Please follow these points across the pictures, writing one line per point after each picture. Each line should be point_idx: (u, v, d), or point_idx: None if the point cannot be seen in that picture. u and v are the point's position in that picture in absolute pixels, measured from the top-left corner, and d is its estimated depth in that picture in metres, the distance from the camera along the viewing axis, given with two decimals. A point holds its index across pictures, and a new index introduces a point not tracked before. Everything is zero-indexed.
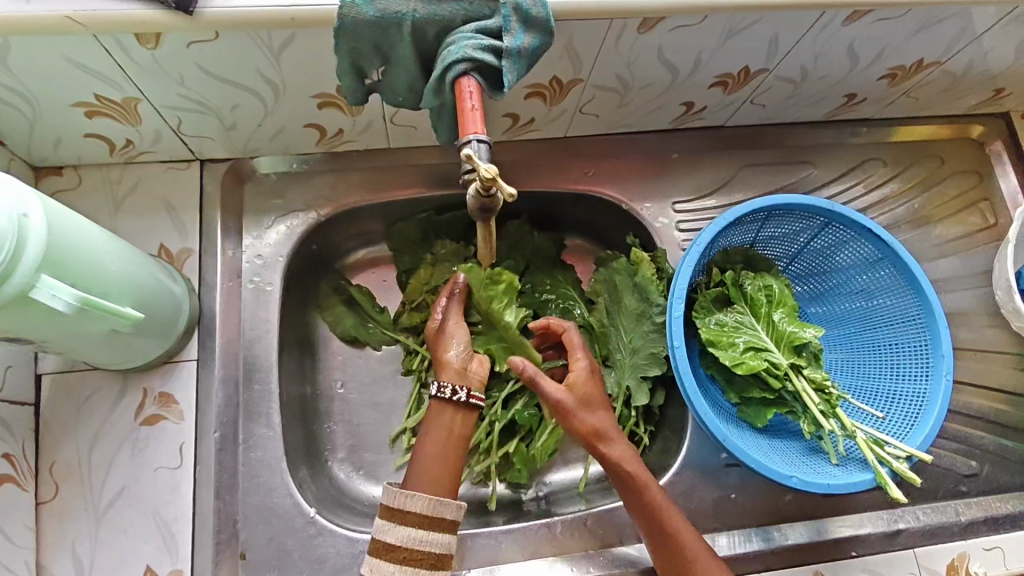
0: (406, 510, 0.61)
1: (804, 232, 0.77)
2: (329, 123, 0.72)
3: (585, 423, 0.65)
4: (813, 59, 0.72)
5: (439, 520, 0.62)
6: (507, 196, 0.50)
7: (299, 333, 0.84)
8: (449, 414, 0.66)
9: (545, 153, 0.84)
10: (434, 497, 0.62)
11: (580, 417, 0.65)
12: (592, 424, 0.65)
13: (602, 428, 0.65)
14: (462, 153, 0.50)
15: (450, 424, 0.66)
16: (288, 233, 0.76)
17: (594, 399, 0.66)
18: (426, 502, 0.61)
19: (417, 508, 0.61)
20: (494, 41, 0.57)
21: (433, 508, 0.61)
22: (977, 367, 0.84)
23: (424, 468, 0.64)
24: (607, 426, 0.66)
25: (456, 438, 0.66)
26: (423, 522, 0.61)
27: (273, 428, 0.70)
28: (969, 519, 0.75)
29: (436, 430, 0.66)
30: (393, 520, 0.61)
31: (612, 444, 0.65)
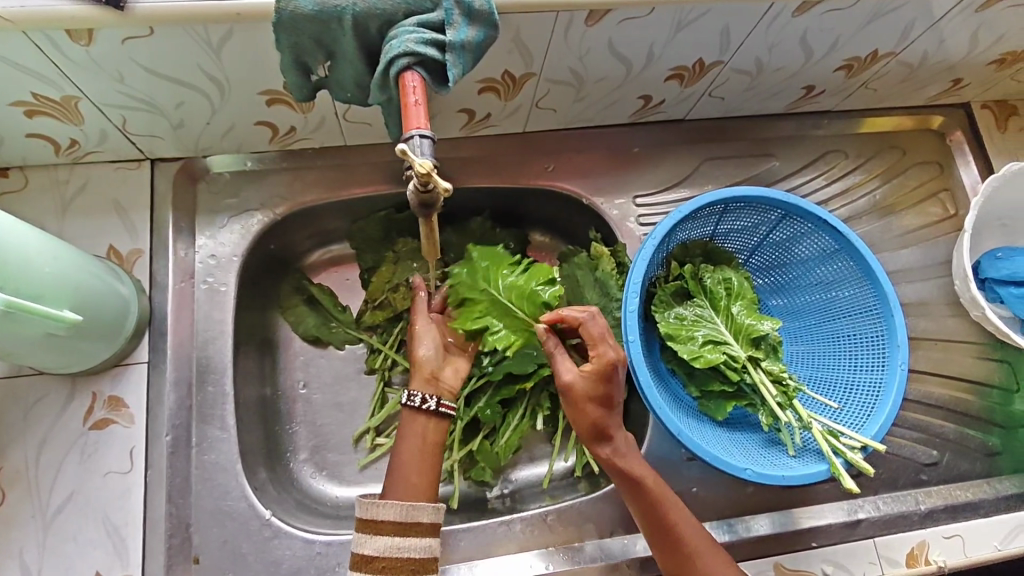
0: (379, 520, 0.60)
1: (762, 225, 0.77)
2: (280, 121, 0.71)
3: (589, 415, 0.62)
4: (766, 50, 0.72)
5: (415, 525, 0.60)
6: (444, 191, 0.49)
7: (259, 333, 0.83)
8: (421, 421, 0.65)
9: (505, 150, 0.83)
10: (407, 504, 0.60)
11: (588, 410, 0.62)
12: (598, 416, 0.62)
13: (608, 423, 0.62)
14: (398, 149, 0.49)
15: (425, 431, 0.65)
16: (242, 232, 0.75)
17: (606, 396, 0.62)
18: (400, 509, 0.60)
19: (391, 516, 0.60)
20: (437, 35, 0.56)
21: (406, 515, 0.60)
22: (938, 356, 0.84)
23: (400, 476, 0.63)
24: (607, 419, 0.62)
25: (431, 444, 0.65)
26: (400, 530, 0.60)
27: (228, 430, 0.69)
28: (929, 507, 0.76)
29: (411, 437, 0.65)
30: (369, 531, 0.60)
31: (615, 440, 0.63)
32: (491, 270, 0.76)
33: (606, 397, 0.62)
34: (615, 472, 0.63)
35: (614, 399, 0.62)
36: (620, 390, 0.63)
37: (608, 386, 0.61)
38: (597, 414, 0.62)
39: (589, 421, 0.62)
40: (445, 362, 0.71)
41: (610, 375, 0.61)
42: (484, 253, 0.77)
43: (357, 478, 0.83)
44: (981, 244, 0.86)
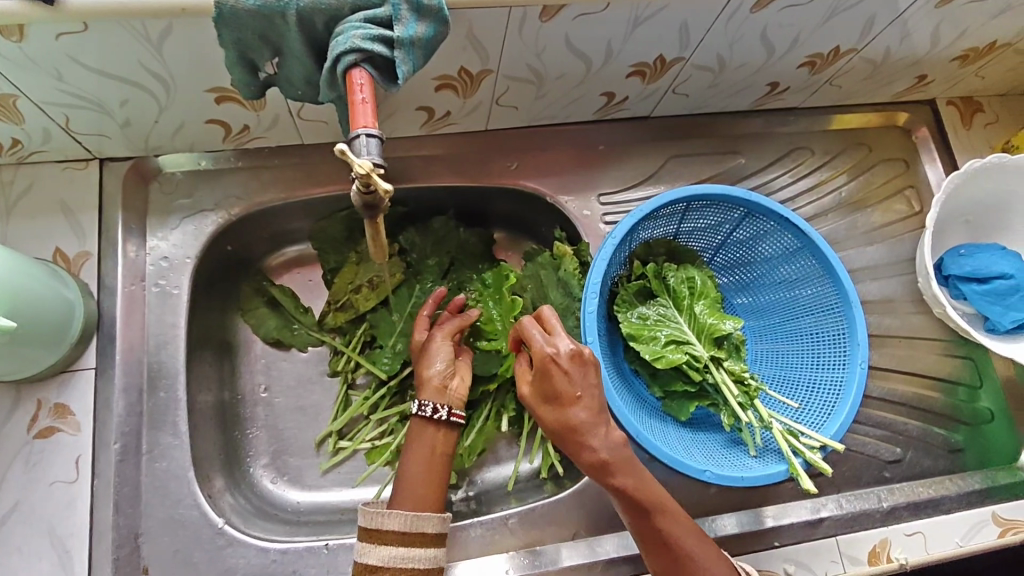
0: (384, 530, 0.59)
1: (725, 224, 0.77)
2: (232, 119, 0.69)
3: (548, 419, 0.60)
4: (727, 47, 0.72)
5: (420, 535, 0.60)
6: (385, 192, 0.48)
7: (217, 336, 0.81)
8: (429, 432, 0.66)
9: (468, 147, 0.82)
10: (413, 514, 0.61)
11: (545, 414, 0.60)
12: (557, 419, 0.59)
13: (578, 426, 0.59)
14: (337, 149, 0.46)
15: (433, 442, 0.66)
16: (195, 233, 0.74)
17: (553, 396, 0.59)
18: (404, 519, 0.60)
19: (396, 525, 0.60)
20: (385, 31, 0.55)
21: (412, 524, 0.60)
22: (903, 353, 0.85)
23: (406, 488, 0.63)
24: (571, 419, 0.59)
25: (439, 456, 0.66)
26: (404, 540, 0.59)
27: (180, 437, 0.67)
28: (891, 504, 0.76)
29: (418, 448, 0.66)
30: (373, 542, 0.59)
31: (594, 447, 0.59)
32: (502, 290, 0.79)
33: (562, 398, 0.59)
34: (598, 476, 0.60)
35: (569, 397, 0.59)
36: (573, 385, 0.59)
37: (553, 386, 0.59)
38: (556, 417, 0.59)
39: (551, 424, 0.59)
40: (454, 371, 0.70)
41: (547, 372, 0.59)
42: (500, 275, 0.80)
43: (319, 482, 0.81)
44: (946, 241, 0.86)
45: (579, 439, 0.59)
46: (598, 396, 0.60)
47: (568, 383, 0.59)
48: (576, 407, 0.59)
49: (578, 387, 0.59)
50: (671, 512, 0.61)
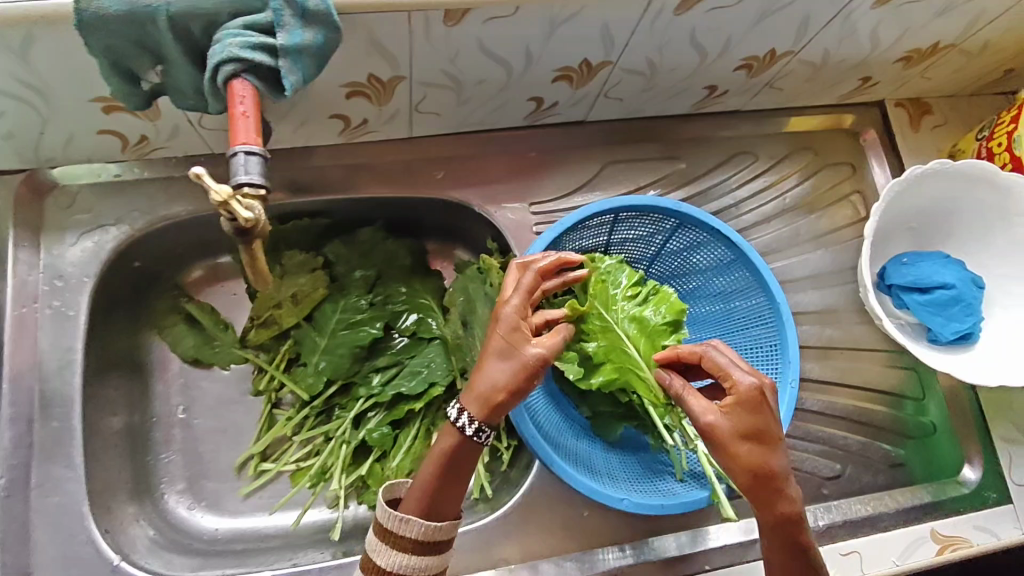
0: (400, 534, 0.55)
1: (657, 235, 0.74)
2: (127, 131, 0.64)
3: (748, 456, 0.50)
4: (656, 50, 0.68)
5: (435, 545, 0.55)
6: (246, 222, 0.49)
7: (127, 357, 0.77)
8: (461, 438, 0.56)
9: (392, 155, 0.78)
10: (431, 525, 0.55)
11: (747, 450, 0.50)
12: (764, 458, 0.50)
13: (780, 474, 0.51)
14: (193, 172, 0.43)
15: (463, 450, 0.56)
16: (93, 250, 0.69)
17: (758, 434, 0.51)
18: (424, 529, 0.54)
19: (413, 534, 0.54)
20: (267, 38, 0.51)
21: (430, 535, 0.55)
22: (844, 365, 0.83)
23: (425, 494, 0.56)
24: (775, 461, 0.51)
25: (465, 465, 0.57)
26: (419, 550, 0.55)
27: (75, 469, 0.65)
28: (827, 522, 0.74)
29: (446, 454, 0.56)
30: (388, 543, 0.55)
31: (791, 495, 0.51)
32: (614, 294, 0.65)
33: (763, 440, 0.51)
34: (776, 530, 0.52)
35: (773, 439, 0.51)
36: (777, 432, 0.51)
37: (758, 425, 0.51)
38: (759, 457, 0.50)
39: (750, 463, 0.50)
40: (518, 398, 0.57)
41: (752, 409, 0.51)
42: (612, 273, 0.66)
43: (239, 507, 0.78)
44: (890, 249, 0.83)
45: (777, 489, 0.51)
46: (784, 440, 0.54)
47: (772, 424, 0.51)
48: (778, 451, 0.51)
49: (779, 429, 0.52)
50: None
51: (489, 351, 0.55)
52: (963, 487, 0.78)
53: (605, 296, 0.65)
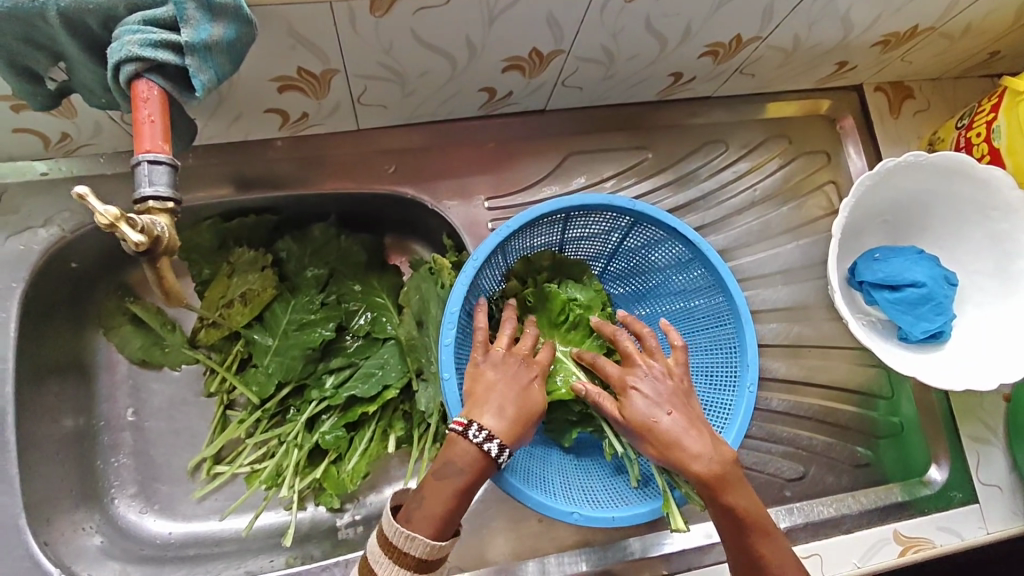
0: (404, 551, 0.50)
1: (613, 232, 0.70)
2: (45, 127, 0.61)
3: (640, 435, 0.55)
4: (611, 37, 0.64)
5: (435, 563, 0.51)
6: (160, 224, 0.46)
7: (70, 360, 0.74)
8: (476, 456, 0.52)
9: (341, 149, 0.74)
10: (437, 544, 0.50)
11: (636, 431, 0.56)
12: (652, 435, 0.55)
13: (672, 444, 0.54)
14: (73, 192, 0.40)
15: (476, 470, 0.52)
16: (22, 252, 0.66)
17: (639, 417, 0.55)
18: (429, 548, 0.50)
19: (417, 553, 0.50)
20: (169, 35, 0.47)
21: (435, 555, 0.50)
22: (813, 363, 0.80)
23: (433, 510, 0.51)
24: (667, 432, 0.54)
25: (475, 485, 0.52)
26: (419, 569, 0.50)
27: (9, 482, 0.63)
28: (789, 525, 0.72)
29: (460, 471, 0.52)
30: (390, 557, 0.50)
31: (693, 459, 0.53)
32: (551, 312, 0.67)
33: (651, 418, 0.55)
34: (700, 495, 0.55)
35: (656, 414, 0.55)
36: (660, 402, 0.55)
37: (635, 406, 0.56)
38: (646, 436, 0.55)
39: (644, 441, 0.55)
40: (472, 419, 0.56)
41: (626, 394, 0.57)
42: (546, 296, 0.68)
43: (192, 511, 0.76)
44: (863, 243, 0.80)
45: (676, 458, 0.54)
46: (687, 407, 0.56)
47: (651, 403, 0.55)
48: (666, 421, 0.54)
49: (664, 402, 0.56)
50: (779, 544, 0.54)
51: (532, 396, 0.56)
52: (927, 489, 0.77)
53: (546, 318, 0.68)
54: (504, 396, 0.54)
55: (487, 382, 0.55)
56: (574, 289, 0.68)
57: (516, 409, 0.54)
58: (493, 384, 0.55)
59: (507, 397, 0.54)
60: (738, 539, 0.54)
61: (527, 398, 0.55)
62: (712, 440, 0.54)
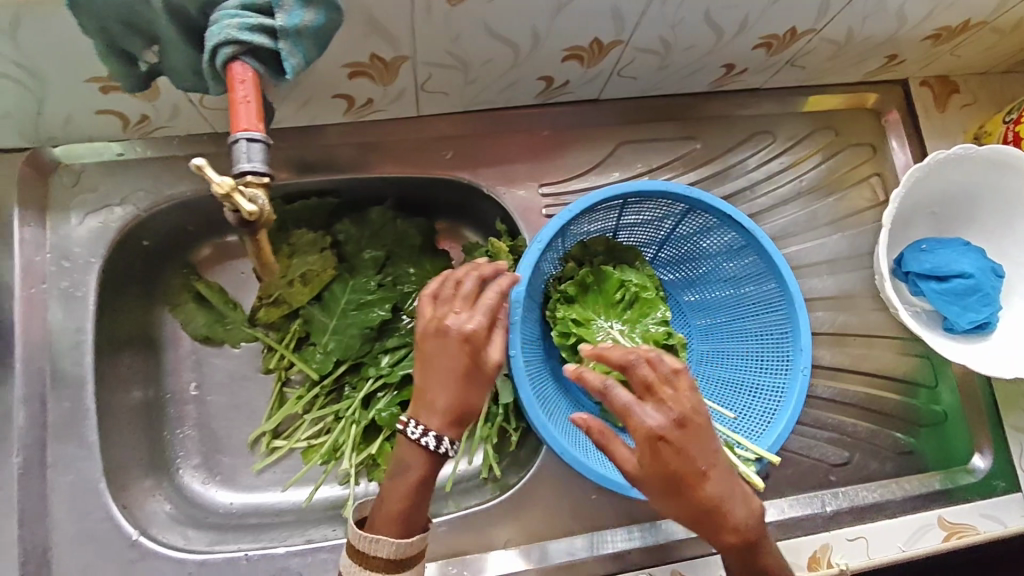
0: (372, 555, 0.55)
1: (667, 219, 0.72)
2: (127, 109, 0.62)
3: (677, 500, 0.50)
4: (669, 29, 0.65)
5: (406, 562, 0.56)
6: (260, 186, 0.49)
7: (138, 335, 0.77)
8: (422, 455, 0.56)
9: (401, 135, 0.77)
10: (401, 542, 0.56)
11: (672, 495, 0.50)
12: (693, 502, 0.50)
13: (714, 510, 0.50)
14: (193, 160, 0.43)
15: (423, 469, 0.56)
16: (101, 228, 0.68)
17: (673, 478, 0.50)
18: (394, 547, 0.55)
19: (385, 554, 0.55)
20: (265, 19, 0.49)
21: (401, 553, 0.55)
22: (857, 351, 0.82)
23: (390, 511, 0.56)
24: (709, 498, 0.50)
25: (428, 481, 0.57)
26: (391, 568, 0.56)
27: (88, 447, 0.64)
28: (834, 509, 0.75)
29: (410, 472, 0.56)
30: (360, 563, 0.56)
31: (734, 524, 0.51)
32: (609, 295, 0.70)
33: (690, 482, 0.50)
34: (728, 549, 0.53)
35: (697, 477, 0.50)
36: (699, 459, 0.49)
37: (676, 468, 0.49)
38: (687, 502, 0.50)
39: (681, 505, 0.51)
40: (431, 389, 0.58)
41: (661, 454, 0.49)
42: (602, 280, 0.70)
43: (253, 483, 0.79)
44: (909, 234, 0.81)
45: (718, 523, 0.51)
46: (722, 463, 0.51)
47: (687, 462, 0.49)
48: (708, 484, 0.50)
49: (703, 462, 0.49)
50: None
51: (460, 370, 0.55)
52: (972, 476, 0.78)
53: (603, 301, 0.70)
54: (434, 381, 0.55)
55: (424, 372, 0.56)
56: (629, 273, 0.71)
57: (447, 395, 0.55)
58: (428, 368, 0.56)
59: (437, 384, 0.55)
60: None
61: (462, 382, 0.56)
62: (748, 499, 0.52)
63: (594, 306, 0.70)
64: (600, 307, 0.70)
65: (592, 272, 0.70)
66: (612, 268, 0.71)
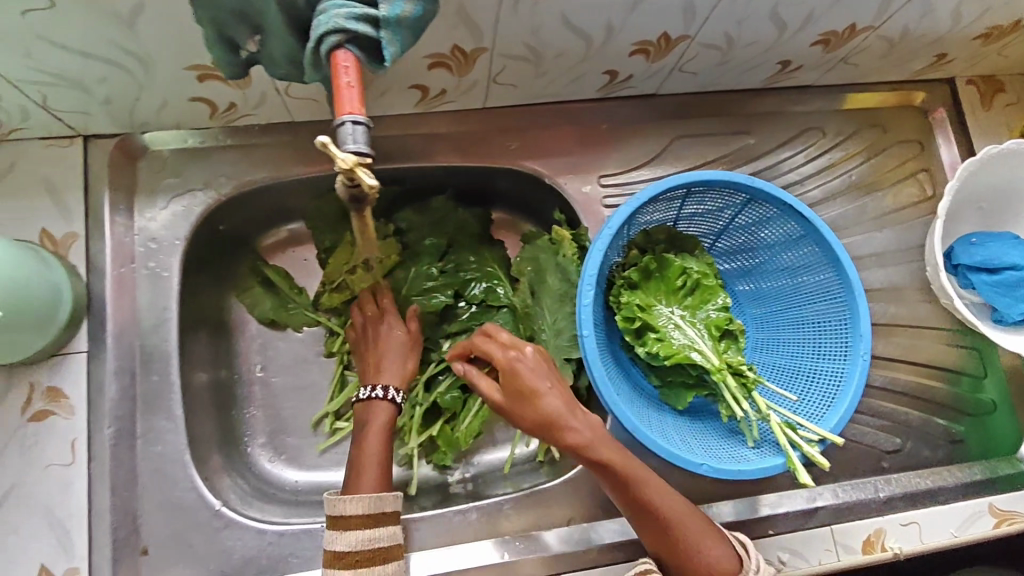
0: (348, 515, 0.63)
1: (727, 209, 0.74)
2: (217, 97, 0.65)
3: (532, 416, 0.60)
4: (736, 24, 0.68)
5: (381, 515, 0.65)
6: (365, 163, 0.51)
7: (211, 318, 0.80)
8: (382, 406, 0.71)
9: (467, 126, 0.79)
10: (373, 496, 0.65)
11: (526, 411, 0.60)
12: (542, 415, 0.59)
13: (561, 420, 0.59)
14: (318, 140, 0.46)
15: (382, 423, 0.71)
16: (185, 212, 0.72)
17: (520, 393, 0.60)
18: (366, 503, 0.64)
19: (360, 509, 0.64)
20: (370, 10, 0.52)
21: (373, 506, 0.64)
22: (906, 342, 0.84)
23: (359, 470, 0.67)
24: (559, 412, 0.59)
25: (387, 436, 0.71)
26: (368, 522, 0.64)
27: (175, 421, 0.67)
28: (887, 495, 0.77)
29: (370, 433, 0.70)
30: (339, 527, 0.63)
31: (578, 430, 0.59)
32: (670, 281, 0.72)
33: (534, 395, 0.60)
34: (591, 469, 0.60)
35: (538, 390, 0.60)
36: (538, 374, 0.61)
37: (526, 384, 0.60)
38: (532, 415, 0.60)
39: (531, 420, 0.60)
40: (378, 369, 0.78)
41: (516, 371, 0.61)
42: (663, 266, 0.72)
43: (317, 462, 0.82)
44: (958, 228, 0.83)
45: (565, 435, 0.59)
46: (562, 386, 0.62)
47: (529, 377, 0.60)
48: (550, 397, 0.60)
49: (541, 379, 0.60)
50: (670, 502, 0.62)
51: (396, 340, 0.76)
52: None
53: (665, 288, 0.72)
54: (383, 354, 0.75)
55: (371, 354, 0.76)
56: (689, 260, 0.73)
57: (384, 366, 0.74)
58: (373, 349, 0.76)
59: (388, 355, 0.75)
60: (627, 500, 0.62)
61: (398, 353, 0.76)
62: (592, 418, 0.61)
63: (655, 292, 0.72)
64: (663, 293, 0.72)
65: (655, 259, 0.72)
66: (674, 256, 0.73)
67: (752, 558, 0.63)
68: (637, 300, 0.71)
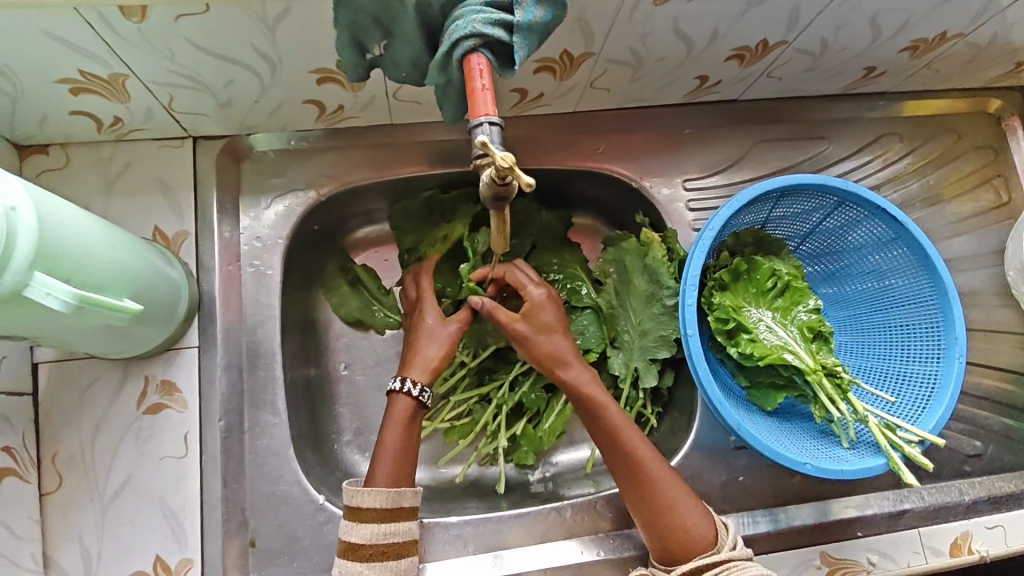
0: (365, 508, 0.62)
1: (817, 212, 0.75)
2: (329, 99, 0.67)
3: (543, 347, 0.70)
4: (834, 31, 0.69)
5: (399, 510, 0.63)
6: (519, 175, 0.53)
7: (301, 316, 0.81)
8: (404, 399, 0.67)
9: (555, 129, 0.81)
10: (393, 493, 0.63)
11: (540, 340, 0.70)
12: (554, 347, 0.70)
13: (562, 354, 0.70)
14: (479, 139, 0.48)
15: (404, 416, 0.66)
16: (287, 212, 0.73)
17: (541, 326, 0.71)
18: (384, 498, 0.62)
19: (377, 504, 0.62)
20: (505, 15, 0.53)
21: (390, 501, 0.62)
22: (984, 347, 0.84)
23: (383, 462, 0.64)
24: (563, 351, 0.70)
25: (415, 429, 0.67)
26: (383, 515, 0.62)
27: (279, 416, 0.69)
28: (972, 498, 0.77)
29: (393, 425, 0.66)
30: (354, 519, 0.61)
31: (573, 369, 0.69)
32: (760, 282, 0.73)
33: (551, 329, 0.70)
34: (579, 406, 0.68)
35: (553, 327, 0.71)
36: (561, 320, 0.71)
37: (544, 318, 0.71)
38: (543, 345, 0.70)
39: (541, 349, 0.70)
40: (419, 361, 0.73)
41: (538, 307, 0.71)
42: (751, 267, 0.73)
43: None
44: None
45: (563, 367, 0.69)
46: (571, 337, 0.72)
47: (548, 316, 0.71)
48: (559, 336, 0.70)
49: (560, 324, 0.71)
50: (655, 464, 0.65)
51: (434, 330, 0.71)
52: None
53: (755, 289, 0.73)
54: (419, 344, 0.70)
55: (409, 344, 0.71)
56: (778, 262, 0.74)
57: (417, 354, 0.69)
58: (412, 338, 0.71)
59: (424, 346, 0.70)
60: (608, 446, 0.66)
61: (433, 340, 0.70)
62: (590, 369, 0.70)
63: (744, 292, 0.73)
64: (753, 294, 0.73)
65: (745, 261, 0.73)
66: (763, 258, 0.74)
67: (730, 534, 0.64)
68: (728, 301, 0.72)
